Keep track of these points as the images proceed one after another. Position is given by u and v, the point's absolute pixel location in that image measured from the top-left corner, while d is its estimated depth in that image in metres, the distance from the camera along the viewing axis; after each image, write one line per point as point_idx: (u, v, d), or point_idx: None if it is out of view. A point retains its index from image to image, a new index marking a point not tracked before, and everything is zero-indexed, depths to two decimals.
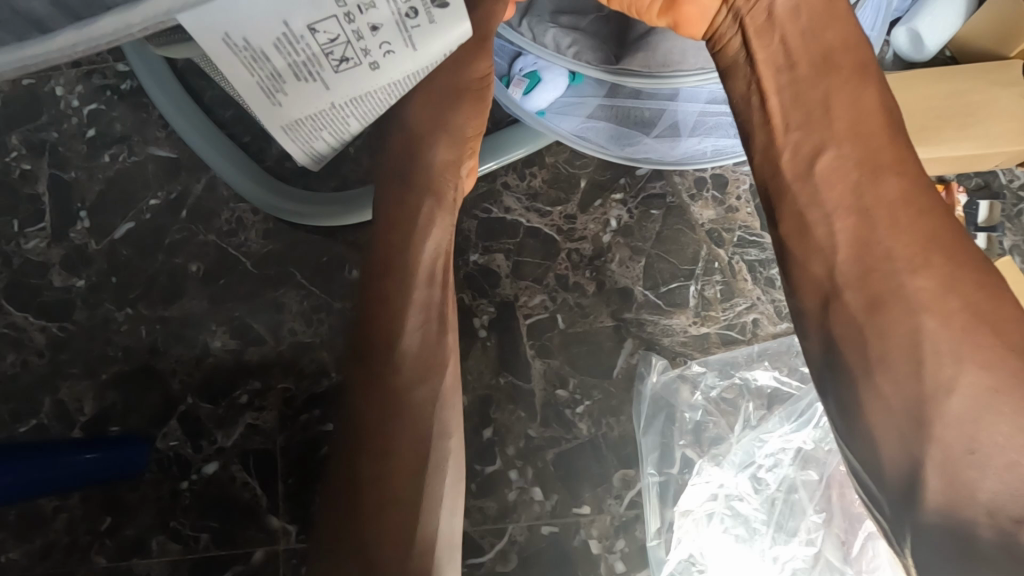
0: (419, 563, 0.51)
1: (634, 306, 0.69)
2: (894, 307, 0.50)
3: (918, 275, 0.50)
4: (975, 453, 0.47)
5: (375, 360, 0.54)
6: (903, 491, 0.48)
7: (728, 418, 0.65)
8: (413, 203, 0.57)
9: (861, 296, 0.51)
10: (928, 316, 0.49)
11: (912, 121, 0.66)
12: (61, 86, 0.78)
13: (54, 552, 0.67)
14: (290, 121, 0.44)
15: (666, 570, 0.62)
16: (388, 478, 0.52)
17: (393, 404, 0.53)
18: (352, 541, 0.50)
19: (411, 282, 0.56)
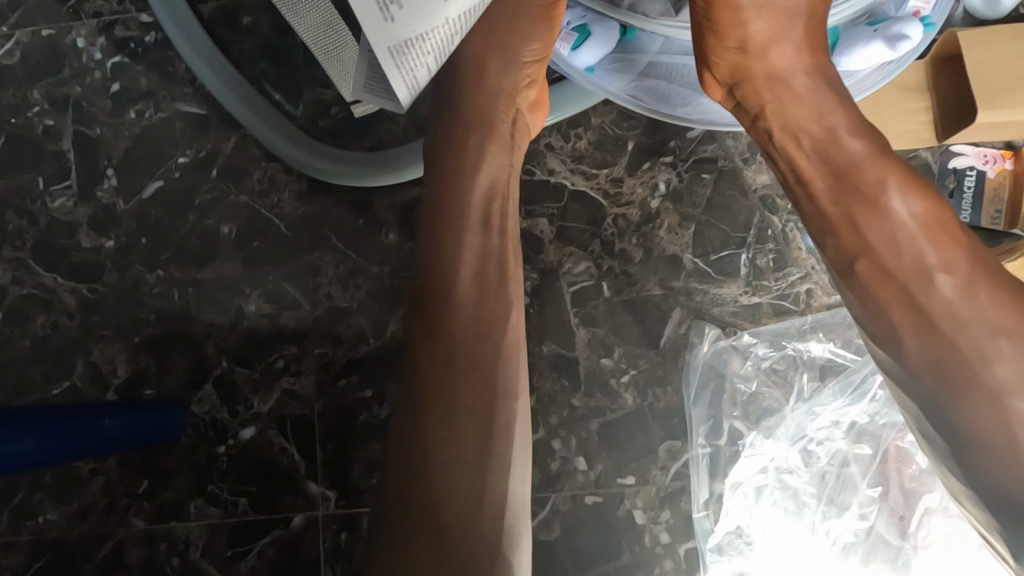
0: (489, 533, 0.49)
1: (682, 275, 0.66)
2: (973, 317, 0.48)
3: (991, 298, 0.48)
4: None
5: (433, 312, 0.53)
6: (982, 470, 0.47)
7: (782, 390, 0.63)
8: (467, 141, 0.57)
9: (932, 304, 0.49)
10: (1007, 329, 0.47)
11: (987, 83, 0.62)
12: (82, 38, 0.75)
13: (92, 514, 0.67)
14: (401, 43, 0.38)
15: (712, 541, 0.61)
16: (452, 444, 0.50)
17: (456, 363, 0.52)
18: (422, 508, 0.49)
19: (466, 229, 0.54)
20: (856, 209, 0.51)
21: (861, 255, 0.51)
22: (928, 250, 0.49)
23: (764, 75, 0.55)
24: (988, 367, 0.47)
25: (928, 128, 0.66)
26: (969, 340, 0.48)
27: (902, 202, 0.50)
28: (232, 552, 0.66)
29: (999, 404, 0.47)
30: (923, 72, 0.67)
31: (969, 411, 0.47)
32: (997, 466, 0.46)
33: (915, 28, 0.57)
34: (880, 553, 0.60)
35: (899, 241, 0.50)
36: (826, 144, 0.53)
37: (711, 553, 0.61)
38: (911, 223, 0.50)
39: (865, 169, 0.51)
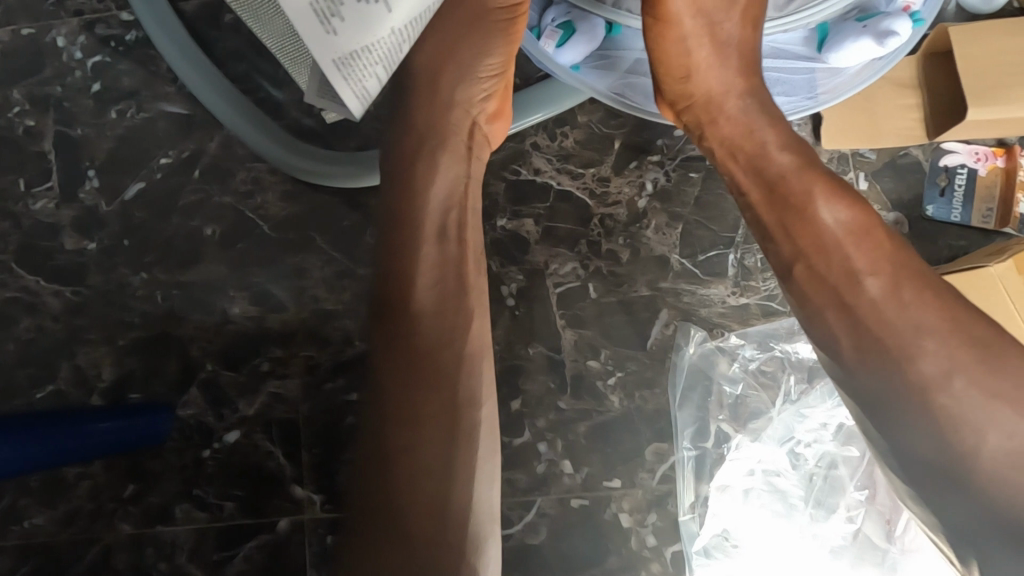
0: (455, 540, 0.49)
1: (670, 275, 0.66)
2: (899, 317, 0.47)
3: (916, 296, 0.47)
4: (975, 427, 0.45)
5: (395, 323, 0.53)
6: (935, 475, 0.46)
7: (769, 391, 0.63)
8: (424, 151, 0.56)
9: (862, 308, 0.48)
10: (930, 328, 0.46)
11: (980, 79, 0.61)
12: (63, 37, 0.74)
13: (78, 518, 0.66)
14: (346, 55, 0.41)
15: (698, 544, 0.61)
16: (416, 454, 0.50)
17: (420, 372, 0.51)
18: (387, 519, 0.49)
19: (421, 238, 0.54)
20: (782, 216, 0.51)
21: (797, 260, 0.50)
22: (852, 251, 0.49)
23: (703, 96, 0.56)
24: (918, 367, 0.46)
25: (919, 125, 0.65)
26: (893, 342, 0.47)
27: (828, 205, 0.50)
28: (219, 556, 0.66)
29: (941, 406, 0.45)
30: (914, 67, 0.66)
31: (898, 415, 0.46)
32: (943, 471, 0.45)
33: (903, 24, 0.56)
34: (868, 556, 0.59)
35: (827, 246, 0.49)
36: (760, 160, 0.53)
37: (697, 555, 0.61)
38: (836, 226, 0.49)
39: (792, 180, 0.51)
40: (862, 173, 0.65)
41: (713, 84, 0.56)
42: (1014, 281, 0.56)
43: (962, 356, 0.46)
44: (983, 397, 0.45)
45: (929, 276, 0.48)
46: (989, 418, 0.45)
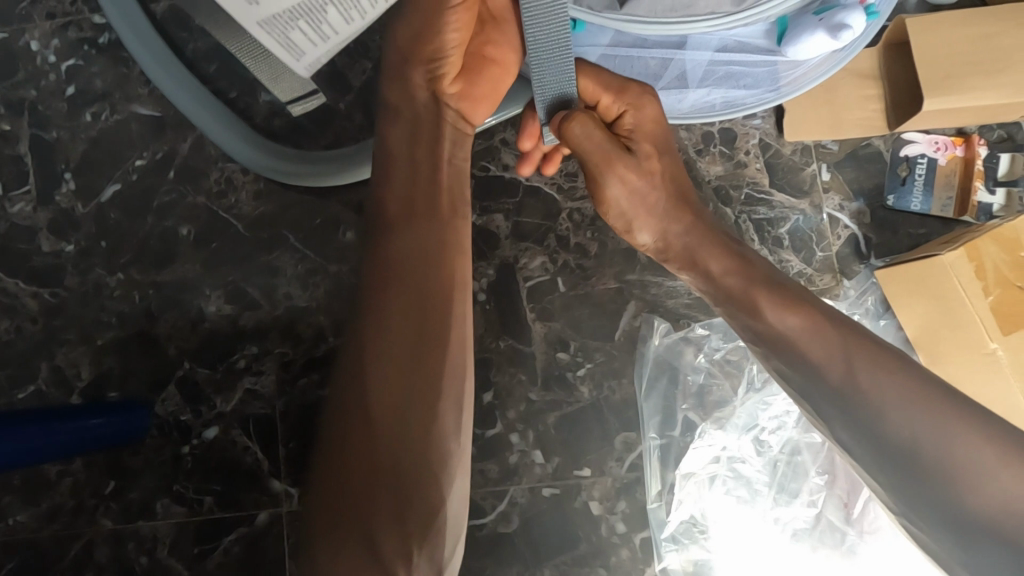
0: (426, 485, 0.48)
1: (637, 268, 0.67)
2: (867, 383, 0.49)
3: (869, 359, 0.50)
4: (969, 456, 0.45)
5: (385, 253, 0.54)
6: (937, 511, 0.45)
7: (732, 380, 0.65)
8: (417, 124, 0.56)
9: (823, 383, 0.51)
10: (889, 385, 0.49)
11: (936, 69, 0.62)
12: (35, 40, 0.74)
13: (61, 515, 0.68)
14: (269, 17, 0.42)
15: (666, 531, 0.62)
16: (386, 406, 0.49)
17: (401, 305, 0.52)
18: (361, 483, 0.47)
19: (415, 172, 0.56)
20: (738, 321, 0.57)
21: (764, 348, 0.55)
22: (796, 334, 0.53)
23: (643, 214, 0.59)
24: (888, 414, 0.48)
25: (880, 116, 0.66)
26: (855, 398, 0.49)
27: (768, 305, 0.55)
28: (199, 550, 0.67)
29: (926, 449, 0.46)
30: (875, 58, 0.66)
31: (883, 457, 0.48)
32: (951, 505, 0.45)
33: (858, 17, 0.56)
34: (830, 539, 0.61)
35: (782, 344, 0.53)
36: (705, 272, 0.58)
37: (666, 541, 0.62)
38: (779, 322, 0.54)
39: (737, 288, 0.56)
40: (824, 164, 0.67)
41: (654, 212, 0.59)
42: (966, 269, 0.57)
43: (931, 399, 0.47)
44: (964, 433, 0.46)
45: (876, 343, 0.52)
46: (981, 450, 0.45)
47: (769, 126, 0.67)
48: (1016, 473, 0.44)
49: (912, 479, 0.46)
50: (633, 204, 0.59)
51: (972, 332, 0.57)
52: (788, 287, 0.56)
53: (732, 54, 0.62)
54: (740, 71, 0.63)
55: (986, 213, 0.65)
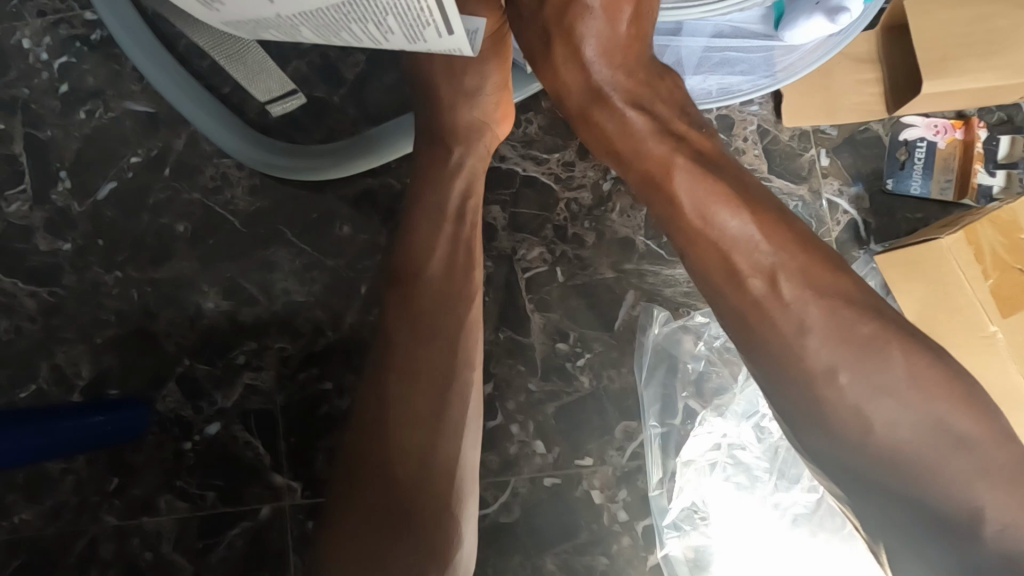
0: (438, 501, 0.50)
1: (635, 257, 0.67)
2: (782, 318, 0.48)
3: (795, 278, 0.48)
4: (877, 418, 0.47)
5: (413, 284, 0.55)
6: (855, 482, 0.48)
7: (732, 367, 0.65)
8: (448, 154, 0.59)
9: (748, 306, 0.49)
10: (814, 325, 0.48)
11: (933, 50, 0.61)
12: (27, 38, 0.74)
13: (65, 512, 0.68)
14: (235, 20, 0.41)
15: (668, 518, 0.62)
16: (419, 446, 0.51)
17: (420, 327, 0.54)
18: (382, 498, 0.50)
19: (441, 214, 0.57)
20: (669, 228, 0.52)
21: (687, 252, 0.52)
22: (725, 224, 0.50)
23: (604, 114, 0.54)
24: (804, 353, 0.48)
25: (879, 99, 0.65)
26: (783, 348, 0.48)
27: (698, 200, 0.50)
28: (203, 544, 0.67)
29: (841, 409, 0.47)
30: (871, 42, 0.66)
31: (808, 425, 0.48)
32: (866, 471, 0.47)
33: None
34: (830, 523, 0.61)
35: (722, 249, 0.50)
36: (631, 152, 0.53)
37: (667, 528, 0.62)
38: (721, 217, 0.50)
39: (659, 168, 0.52)
40: (822, 150, 0.66)
41: (633, 123, 0.53)
42: (965, 253, 0.57)
43: (850, 346, 0.47)
44: (886, 383, 0.47)
45: (816, 253, 0.49)
46: (893, 413, 0.47)
47: (766, 113, 0.67)
48: (926, 430, 0.46)
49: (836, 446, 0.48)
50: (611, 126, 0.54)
51: (970, 314, 0.57)
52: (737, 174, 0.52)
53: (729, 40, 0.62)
54: (736, 57, 0.62)
55: (986, 196, 0.65)
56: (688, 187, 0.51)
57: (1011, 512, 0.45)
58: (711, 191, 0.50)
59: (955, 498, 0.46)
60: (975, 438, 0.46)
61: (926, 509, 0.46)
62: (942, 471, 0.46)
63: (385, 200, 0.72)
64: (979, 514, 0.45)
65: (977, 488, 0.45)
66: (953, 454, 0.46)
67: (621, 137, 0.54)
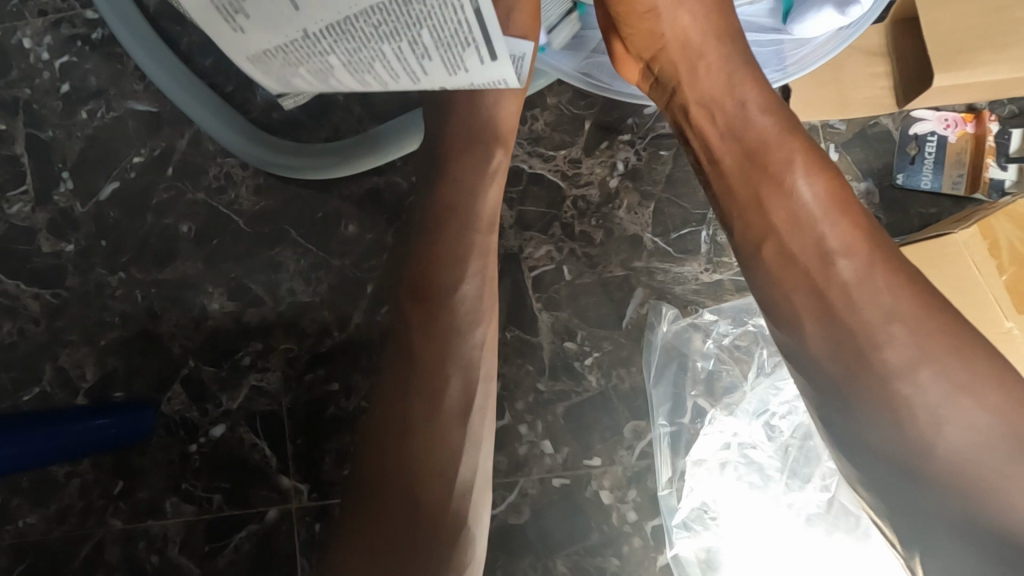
0: (452, 522, 0.50)
1: (644, 255, 0.66)
2: (868, 301, 0.48)
3: (876, 264, 0.48)
4: (948, 421, 0.46)
5: (440, 298, 0.53)
6: (917, 490, 0.46)
7: (742, 366, 0.64)
8: (475, 162, 0.57)
9: (831, 289, 0.48)
10: (902, 314, 0.47)
11: (945, 42, 0.60)
12: (28, 38, 0.73)
13: (70, 516, 0.67)
14: (259, 51, 0.42)
15: (678, 518, 0.62)
16: (444, 456, 0.50)
17: (448, 341, 0.53)
18: (399, 517, 0.48)
19: (470, 226, 0.55)
20: (743, 193, 0.52)
21: (767, 233, 0.51)
22: (806, 194, 0.50)
23: (675, 48, 0.56)
24: (884, 347, 0.47)
25: (889, 94, 0.64)
26: (865, 345, 0.47)
27: (794, 167, 0.51)
28: (210, 547, 0.67)
29: (916, 400, 0.46)
30: (881, 36, 0.65)
31: (875, 423, 0.47)
32: (931, 479, 0.46)
33: None
34: (843, 523, 0.60)
35: (802, 222, 0.50)
36: (734, 118, 0.53)
37: (677, 528, 0.61)
38: (805, 189, 0.50)
39: (762, 131, 0.52)
40: (831, 144, 0.65)
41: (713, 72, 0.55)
42: (979, 248, 0.57)
43: (933, 341, 0.46)
44: (962, 377, 0.46)
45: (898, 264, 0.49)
46: (972, 414, 0.45)
47: None
48: (999, 445, 0.45)
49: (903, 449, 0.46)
50: (694, 76, 0.55)
51: (987, 312, 0.56)
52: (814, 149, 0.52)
53: None
54: None
55: (998, 190, 0.64)
56: (790, 160, 0.51)
57: None
58: (806, 166, 0.51)
59: None
60: None
61: (996, 529, 0.44)
62: (1013, 483, 0.44)
63: (391, 199, 0.72)
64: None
65: None
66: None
67: (707, 90, 0.55)
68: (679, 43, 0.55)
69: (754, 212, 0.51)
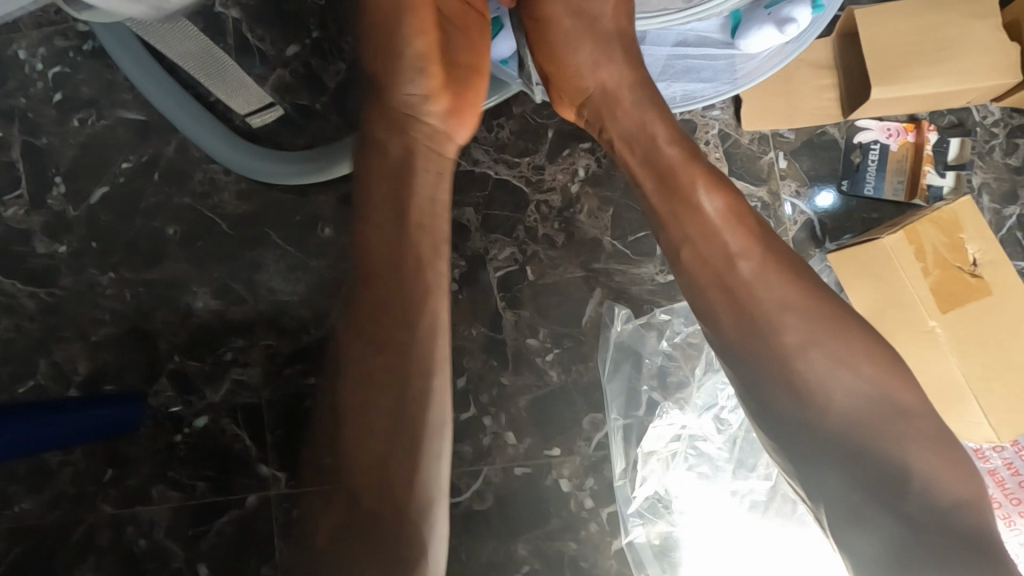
0: None
1: (603, 256, 0.70)
2: (765, 296, 0.54)
3: (767, 265, 0.54)
4: (833, 389, 0.52)
5: (408, 371, 0.51)
6: (810, 453, 0.52)
7: (692, 361, 0.68)
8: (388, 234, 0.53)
9: (735, 288, 0.54)
10: (793, 304, 0.53)
11: (884, 57, 0.64)
12: (24, 49, 0.77)
13: (63, 502, 0.72)
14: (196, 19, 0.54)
15: (633, 506, 0.65)
16: (381, 534, 0.47)
17: (402, 427, 0.49)
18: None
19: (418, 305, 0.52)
20: (665, 216, 0.57)
21: (683, 243, 0.56)
22: (706, 208, 0.55)
23: (598, 95, 0.59)
24: (781, 332, 0.52)
25: (835, 104, 0.68)
26: (763, 328, 0.53)
27: (700, 185, 0.55)
28: (194, 532, 0.71)
29: (806, 375, 0.52)
30: (828, 49, 0.68)
31: (773, 396, 0.53)
32: (822, 442, 0.51)
33: (802, 11, 0.58)
34: (785, 509, 0.64)
35: (708, 233, 0.55)
36: (650, 150, 0.58)
37: (632, 516, 0.65)
38: (707, 203, 0.55)
39: (675, 157, 0.56)
40: (781, 152, 0.69)
41: (635, 109, 0.58)
42: (907, 252, 0.60)
43: (817, 326, 0.53)
44: (841, 355, 0.52)
45: (793, 263, 0.55)
46: (853, 383, 0.52)
47: (728, 117, 0.70)
48: (876, 405, 0.51)
49: (797, 417, 0.52)
50: (614, 112, 0.59)
51: (913, 312, 0.59)
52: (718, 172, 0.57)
53: (690, 48, 0.64)
54: (698, 65, 0.66)
55: (936, 196, 0.68)
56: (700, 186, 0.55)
57: (942, 477, 0.49)
58: (708, 184, 0.55)
59: (901, 468, 0.49)
60: (916, 409, 0.51)
61: (873, 480, 0.50)
62: (886, 437, 0.50)
63: None
64: (917, 477, 0.49)
65: (920, 459, 0.49)
66: (897, 425, 0.51)
67: (628, 120, 0.58)
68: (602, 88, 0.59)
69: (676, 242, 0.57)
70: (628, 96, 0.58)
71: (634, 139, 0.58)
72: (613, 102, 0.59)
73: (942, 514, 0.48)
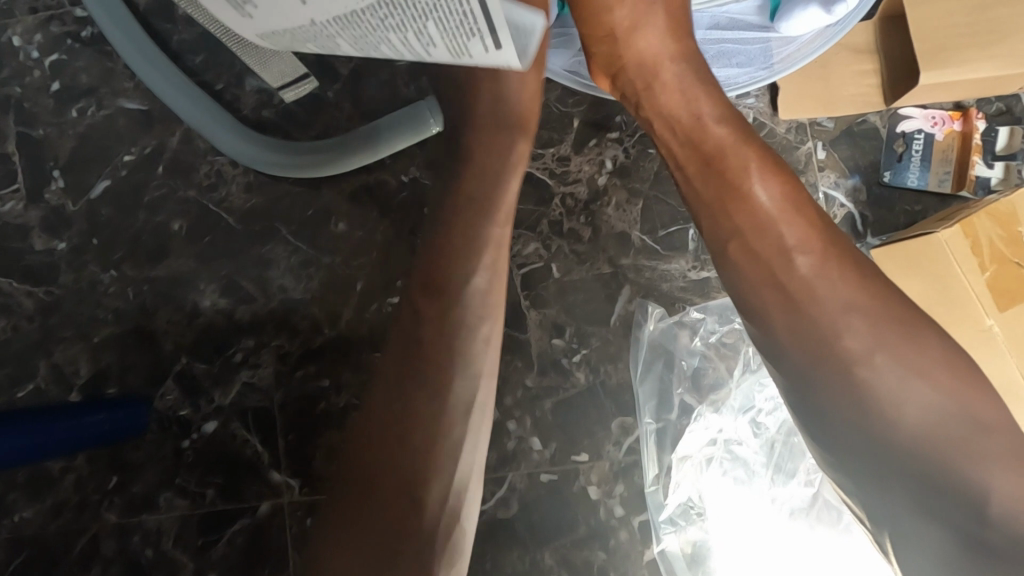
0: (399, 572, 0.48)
1: (632, 252, 0.67)
2: (826, 295, 0.51)
3: (829, 262, 0.52)
4: (900, 400, 0.49)
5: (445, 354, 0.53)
6: (874, 471, 0.49)
7: (728, 362, 0.65)
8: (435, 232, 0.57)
9: (794, 285, 0.52)
10: (857, 304, 0.50)
11: (929, 38, 0.60)
12: (18, 35, 0.73)
13: (66, 510, 0.68)
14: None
15: (665, 514, 0.62)
16: (413, 509, 0.50)
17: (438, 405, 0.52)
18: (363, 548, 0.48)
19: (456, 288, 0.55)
20: (714, 204, 0.55)
21: (734, 234, 0.54)
22: (761, 199, 0.53)
23: (633, 66, 0.58)
24: (845, 333, 0.50)
25: (876, 91, 0.64)
26: (823, 330, 0.50)
27: (756, 172, 0.54)
28: (203, 541, 0.68)
29: (870, 385, 0.49)
30: (869, 32, 0.65)
31: (836, 409, 0.50)
32: (889, 458, 0.49)
33: None
34: (827, 516, 0.62)
35: (763, 225, 0.53)
36: (695, 131, 0.56)
37: (664, 524, 0.62)
38: (762, 191, 0.53)
39: (725, 139, 0.55)
40: (819, 142, 0.66)
41: (683, 86, 0.57)
42: (961, 246, 0.57)
43: (885, 329, 0.50)
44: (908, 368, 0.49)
45: (852, 254, 0.53)
46: (921, 393, 0.49)
47: (763, 105, 0.66)
48: (946, 420, 0.48)
49: (861, 432, 0.49)
50: (659, 94, 0.57)
51: (965, 308, 0.57)
52: (772, 156, 0.55)
53: (725, 32, 0.62)
54: (732, 48, 0.62)
55: (984, 187, 0.64)
56: (753, 173, 0.54)
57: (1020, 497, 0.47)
58: (762, 170, 0.54)
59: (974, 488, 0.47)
60: (992, 425, 0.48)
61: (942, 499, 0.48)
62: (961, 458, 0.48)
63: (381, 197, 0.72)
64: (995, 501, 0.47)
65: (995, 479, 0.47)
66: (972, 441, 0.48)
67: (677, 97, 0.57)
68: (650, 66, 0.58)
69: (724, 231, 0.54)
70: (671, 76, 0.57)
71: (673, 120, 0.57)
72: (660, 84, 0.57)
73: (1021, 541, 0.46)
